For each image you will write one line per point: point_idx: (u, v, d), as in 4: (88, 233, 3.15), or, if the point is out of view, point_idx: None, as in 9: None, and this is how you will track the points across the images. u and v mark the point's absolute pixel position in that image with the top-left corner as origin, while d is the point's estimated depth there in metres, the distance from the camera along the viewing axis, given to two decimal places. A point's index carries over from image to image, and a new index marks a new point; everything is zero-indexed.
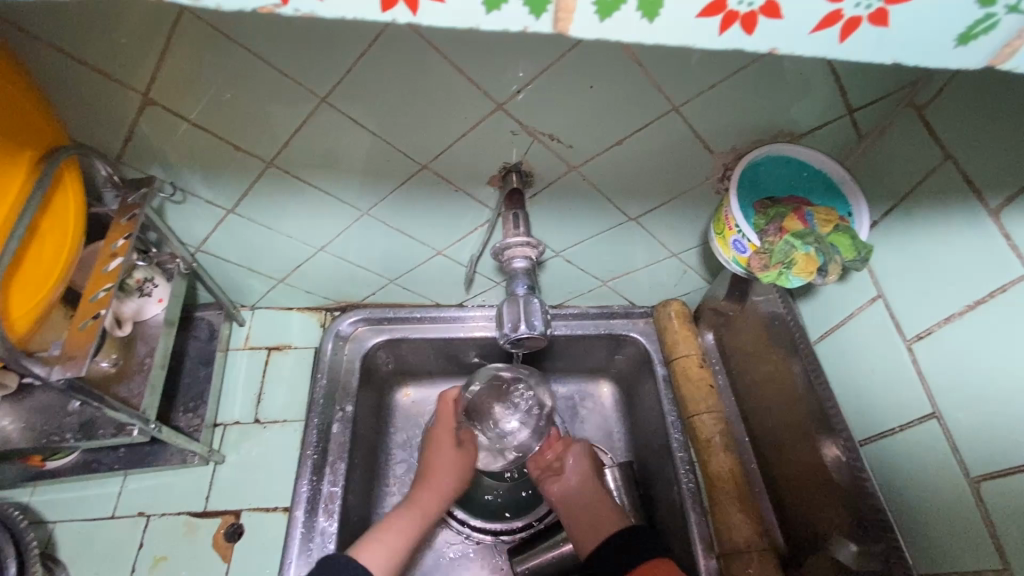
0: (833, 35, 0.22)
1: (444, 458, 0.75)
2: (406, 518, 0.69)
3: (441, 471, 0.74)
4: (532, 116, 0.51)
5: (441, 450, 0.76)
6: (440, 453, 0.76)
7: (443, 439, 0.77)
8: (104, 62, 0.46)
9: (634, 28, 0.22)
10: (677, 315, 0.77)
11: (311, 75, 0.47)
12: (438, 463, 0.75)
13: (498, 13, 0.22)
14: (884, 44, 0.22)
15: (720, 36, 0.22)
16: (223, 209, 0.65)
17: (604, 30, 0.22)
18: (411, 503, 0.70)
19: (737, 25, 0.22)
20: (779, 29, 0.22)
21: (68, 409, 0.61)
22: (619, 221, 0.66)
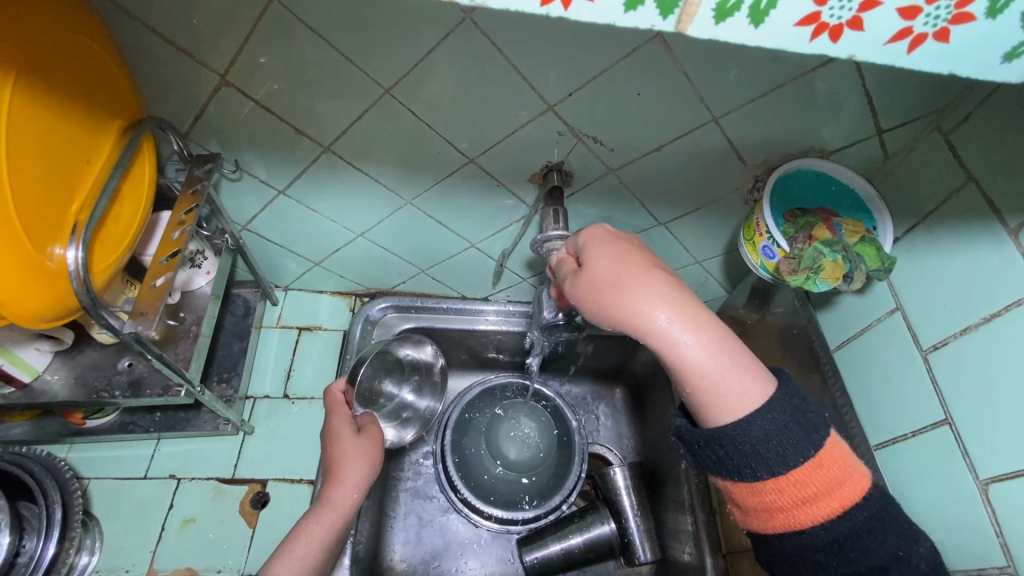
0: (902, 47, 0.25)
1: (346, 447, 0.68)
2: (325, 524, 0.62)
3: (338, 466, 0.66)
4: (580, 118, 0.55)
5: (337, 441, 0.68)
6: (338, 443, 0.68)
7: (339, 429, 0.69)
8: (190, 44, 0.49)
9: (739, 33, 0.25)
10: None
11: (378, 67, 0.51)
12: (339, 458, 0.67)
13: (634, 12, 0.24)
14: (946, 57, 0.25)
15: (810, 42, 0.25)
16: (275, 190, 0.68)
17: (714, 32, 0.25)
18: (315, 517, 0.62)
19: (825, 34, 0.25)
20: (861, 39, 0.25)
21: (117, 367, 0.65)
22: (649, 225, 0.69)
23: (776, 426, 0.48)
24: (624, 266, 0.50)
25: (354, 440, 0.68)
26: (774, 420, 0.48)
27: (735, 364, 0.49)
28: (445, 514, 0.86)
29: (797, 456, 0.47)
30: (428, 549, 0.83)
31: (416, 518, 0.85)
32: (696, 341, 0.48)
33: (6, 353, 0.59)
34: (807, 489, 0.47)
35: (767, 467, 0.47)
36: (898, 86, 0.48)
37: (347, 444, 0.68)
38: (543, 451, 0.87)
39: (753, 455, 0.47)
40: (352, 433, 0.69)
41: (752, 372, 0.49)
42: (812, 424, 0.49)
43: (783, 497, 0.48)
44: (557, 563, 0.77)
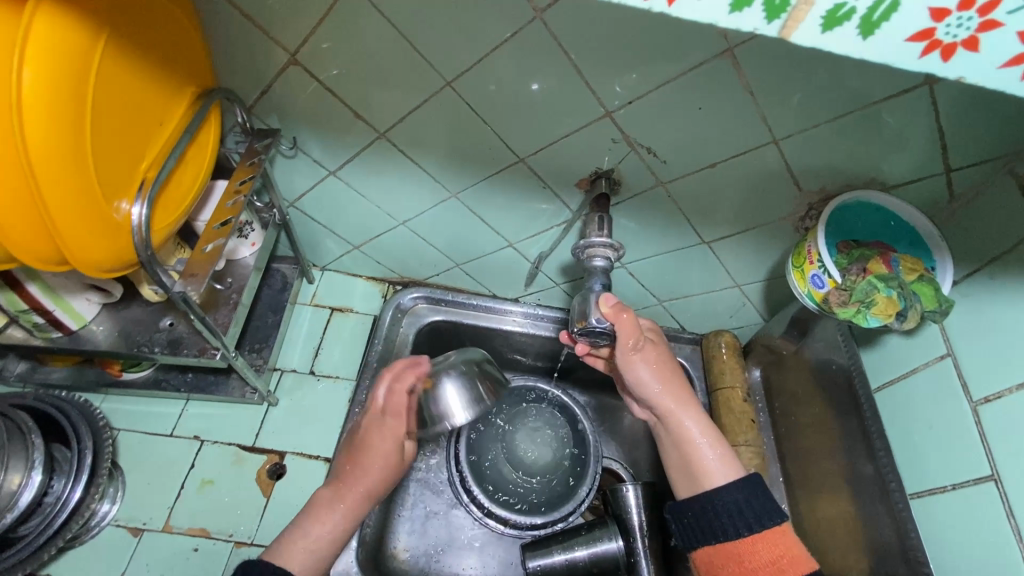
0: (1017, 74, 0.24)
1: (387, 454, 0.67)
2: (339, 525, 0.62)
3: (372, 471, 0.66)
4: (636, 127, 0.54)
5: (380, 443, 0.67)
6: (381, 444, 0.66)
7: (389, 430, 0.68)
8: (268, 21, 0.51)
9: (846, 45, 0.24)
10: (727, 346, 0.79)
11: (443, 58, 0.52)
12: (374, 460, 0.66)
13: (742, 14, 0.23)
14: None
15: (918, 60, 0.24)
16: (326, 170, 0.70)
17: (820, 40, 0.24)
18: (333, 515, 0.62)
19: (937, 52, 0.24)
20: (973, 61, 0.24)
21: (158, 325, 0.67)
22: (692, 242, 0.68)
23: (743, 498, 0.53)
24: (650, 366, 0.59)
25: (395, 447, 0.67)
26: (741, 493, 0.53)
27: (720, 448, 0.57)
28: (452, 508, 0.86)
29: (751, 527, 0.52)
30: (432, 542, 0.83)
31: (423, 509, 0.85)
32: (699, 426, 0.58)
33: (58, 299, 0.62)
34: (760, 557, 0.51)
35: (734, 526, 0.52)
36: (973, 123, 0.47)
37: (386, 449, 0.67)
38: (558, 458, 0.87)
39: (726, 513, 0.53)
40: (397, 442, 0.68)
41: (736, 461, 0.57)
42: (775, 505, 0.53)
43: (753, 559, 0.51)
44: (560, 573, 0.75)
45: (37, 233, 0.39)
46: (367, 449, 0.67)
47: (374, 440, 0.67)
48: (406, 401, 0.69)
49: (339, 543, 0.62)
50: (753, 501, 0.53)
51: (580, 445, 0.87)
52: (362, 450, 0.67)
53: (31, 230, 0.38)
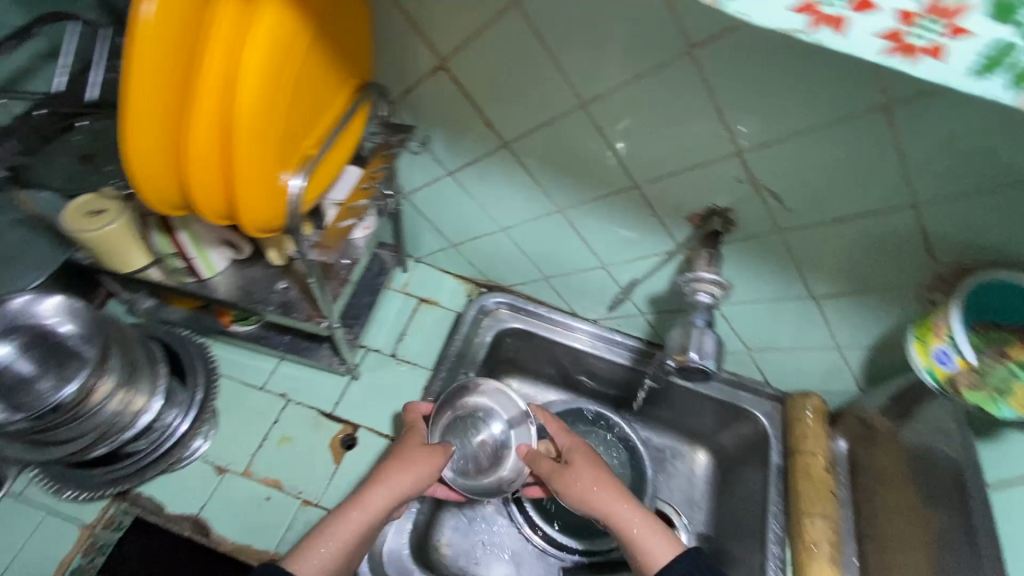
0: None
1: (376, 509, 0.61)
2: (331, 573, 0.57)
3: (364, 523, 0.60)
4: (764, 170, 0.54)
5: (377, 500, 0.62)
6: (379, 498, 0.62)
7: (402, 476, 0.64)
8: (429, 28, 0.56)
9: None
10: (814, 411, 0.76)
11: (583, 79, 0.54)
12: (373, 508, 0.61)
13: (988, 80, 0.21)
14: None
15: None
16: (444, 171, 0.74)
17: None
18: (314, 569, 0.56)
19: None
20: None
21: (273, 287, 0.73)
22: (797, 295, 0.66)
23: (695, 569, 0.57)
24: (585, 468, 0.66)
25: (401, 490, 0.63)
26: (689, 559, 0.57)
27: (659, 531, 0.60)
28: (496, 514, 0.86)
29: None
30: (472, 543, 0.83)
31: (468, 509, 0.85)
32: (636, 510, 0.62)
33: (199, 249, 0.68)
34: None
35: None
36: None
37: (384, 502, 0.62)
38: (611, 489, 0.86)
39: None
40: (398, 493, 0.63)
41: (668, 532, 0.61)
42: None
43: None
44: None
45: (218, 190, 0.44)
46: (365, 501, 0.61)
47: (384, 479, 0.63)
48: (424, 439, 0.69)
49: (344, 556, 0.58)
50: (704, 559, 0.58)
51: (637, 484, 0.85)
52: (359, 502, 0.61)
53: (215, 186, 0.44)
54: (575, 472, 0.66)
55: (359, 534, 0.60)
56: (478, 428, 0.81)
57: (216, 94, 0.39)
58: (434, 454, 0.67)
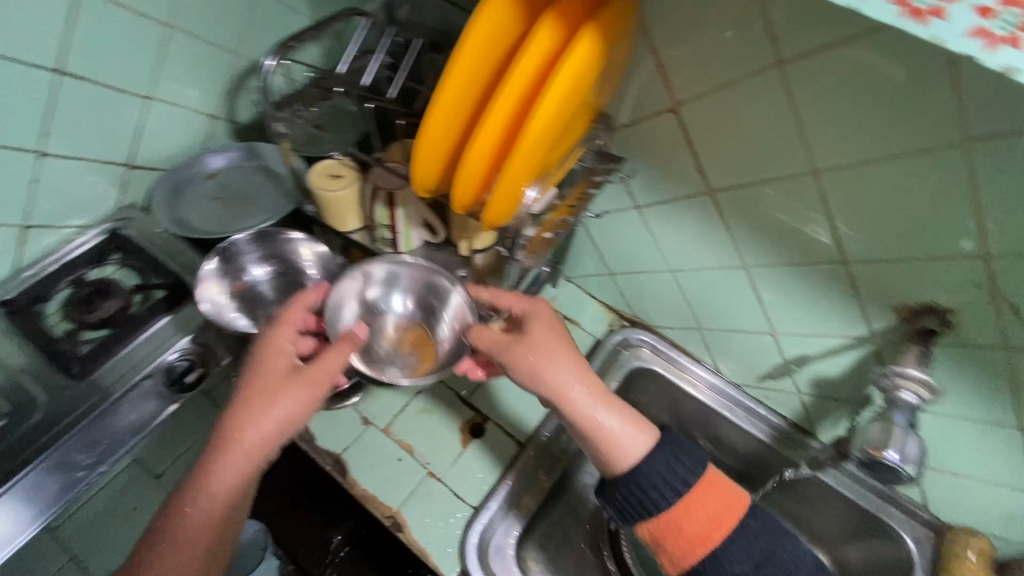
0: None
1: (246, 460, 0.59)
2: (204, 533, 0.58)
3: (224, 489, 0.58)
4: (1012, 279, 0.50)
5: (231, 473, 0.59)
6: (231, 473, 0.59)
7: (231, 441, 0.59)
8: (677, 74, 0.59)
9: None
10: (979, 553, 0.67)
11: (828, 149, 0.53)
12: (232, 474, 0.59)
13: None
14: None
15: None
16: (631, 204, 0.76)
17: None
18: (185, 528, 0.56)
19: None
20: None
21: (455, 273, 0.80)
22: (1002, 421, 0.59)
23: (666, 462, 0.61)
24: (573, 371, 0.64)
25: (250, 456, 0.59)
26: (665, 455, 0.62)
27: (620, 412, 0.64)
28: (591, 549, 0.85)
29: (692, 479, 0.60)
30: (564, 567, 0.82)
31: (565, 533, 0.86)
32: (589, 394, 0.64)
33: (407, 228, 0.78)
34: (699, 515, 0.59)
35: (671, 493, 0.59)
36: None
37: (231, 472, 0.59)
38: None
39: (658, 479, 0.60)
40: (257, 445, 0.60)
41: (645, 426, 0.65)
42: (696, 460, 0.62)
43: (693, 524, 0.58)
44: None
45: (474, 185, 0.50)
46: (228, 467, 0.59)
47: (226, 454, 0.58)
48: (283, 372, 0.61)
49: (224, 518, 0.58)
50: (675, 452, 0.62)
51: None
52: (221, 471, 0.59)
53: (476, 181, 0.49)
54: (526, 342, 0.64)
55: (230, 487, 0.59)
56: (433, 312, 0.73)
57: (509, 104, 0.44)
58: (314, 391, 0.61)
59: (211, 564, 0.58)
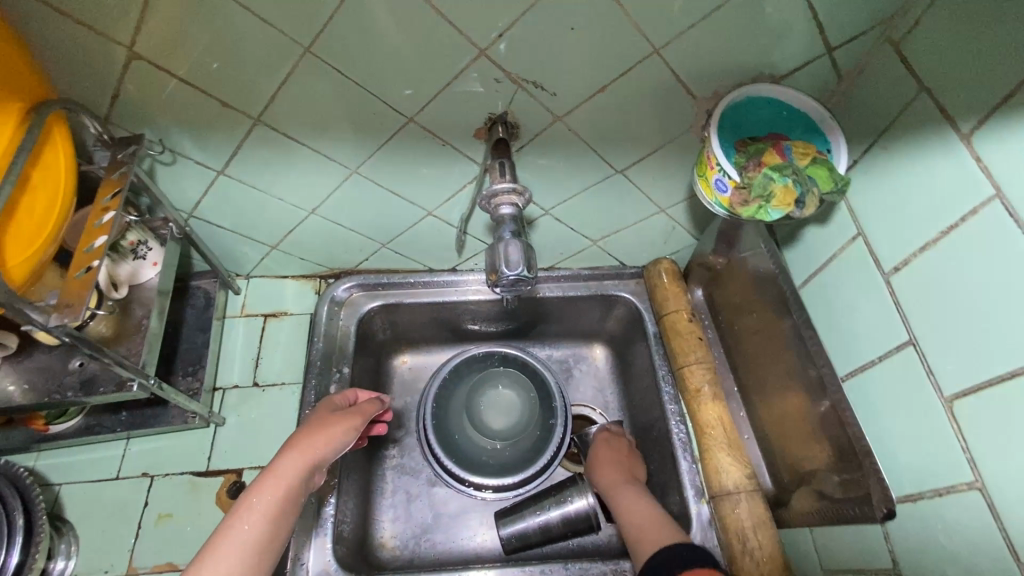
0: None
1: (266, 515, 0.54)
2: (295, 464, 0.58)
3: (281, 486, 0.56)
4: (514, 62, 0.52)
5: (291, 471, 0.58)
6: (291, 463, 0.58)
7: (357, 414, 0.65)
8: (89, 14, 0.46)
9: None
10: (667, 272, 0.79)
11: (293, 22, 0.48)
12: (325, 446, 0.61)
13: None
14: None
15: None
16: (213, 171, 0.65)
17: None
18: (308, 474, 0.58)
19: None
20: None
21: (68, 367, 0.62)
22: (607, 173, 0.67)
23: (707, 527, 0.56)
24: None
25: (316, 462, 0.60)
26: None
27: None
28: (433, 487, 0.85)
29: None
30: (418, 523, 0.82)
31: (404, 494, 0.84)
32: None
33: None
34: None
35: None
36: None
37: (365, 415, 0.66)
38: (526, 418, 0.86)
39: None
40: (249, 545, 0.52)
41: None
42: None
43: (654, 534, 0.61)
44: (533, 538, 0.75)
45: None
46: (328, 422, 0.63)
47: (295, 446, 0.59)
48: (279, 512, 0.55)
49: (279, 470, 0.57)
50: None
51: (544, 400, 0.87)
52: (317, 427, 0.62)
53: None
54: None
55: (284, 500, 0.56)
56: None
57: None
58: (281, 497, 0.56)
59: (302, 452, 0.59)
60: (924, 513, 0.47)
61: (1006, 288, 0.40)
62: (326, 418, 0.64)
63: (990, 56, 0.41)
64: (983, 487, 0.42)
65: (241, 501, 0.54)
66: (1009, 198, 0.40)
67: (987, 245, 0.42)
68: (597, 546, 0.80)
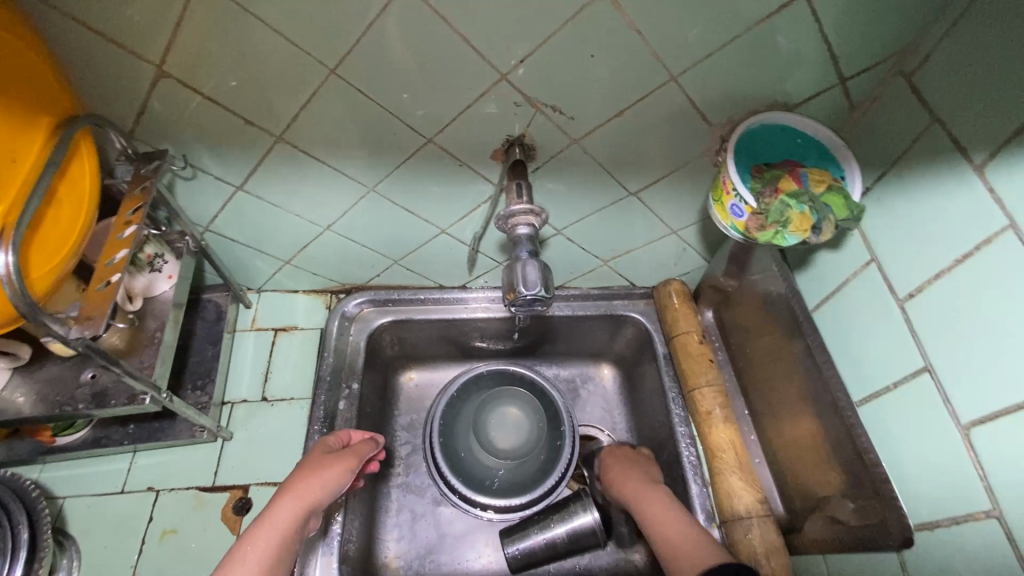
0: None
1: (262, 563, 0.54)
2: (289, 509, 0.58)
3: (277, 533, 0.56)
4: (534, 87, 0.53)
5: (286, 517, 0.58)
6: (285, 509, 0.58)
7: (352, 455, 0.65)
8: (123, 33, 0.47)
9: None
10: (677, 293, 0.79)
11: (320, 45, 0.49)
12: (320, 489, 0.61)
13: None
14: None
15: None
16: (232, 186, 0.66)
17: None
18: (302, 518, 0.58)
19: None
20: None
21: (80, 379, 0.62)
22: (620, 196, 0.68)
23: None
24: None
25: (311, 506, 0.60)
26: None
27: None
28: (438, 506, 0.84)
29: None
30: (423, 543, 0.81)
31: (410, 512, 0.83)
32: None
33: None
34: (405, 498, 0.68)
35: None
36: (856, 21, 0.47)
37: (359, 455, 0.66)
38: (534, 437, 0.86)
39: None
40: None
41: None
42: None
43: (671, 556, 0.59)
44: (539, 554, 0.74)
45: None
46: (321, 464, 0.63)
47: (291, 492, 0.59)
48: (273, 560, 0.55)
49: (275, 516, 0.57)
50: None
51: (552, 420, 0.86)
52: (310, 470, 0.62)
53: None
54: None
55: (280, 546, 0.56)
56: None
57: None
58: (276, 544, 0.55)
59: (296, 497, 0.59)
60: (941, 542, 0.47)
61: (1021, 317, 0.41)
62: (319, 460, 0.63)
63: (1001, 91, 0.42)
64: (1000, 516, 0.42)
65: (236, 552, 0.54)
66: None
67: (1002, 276, 0.42)
68: (603, 569, 0.79)
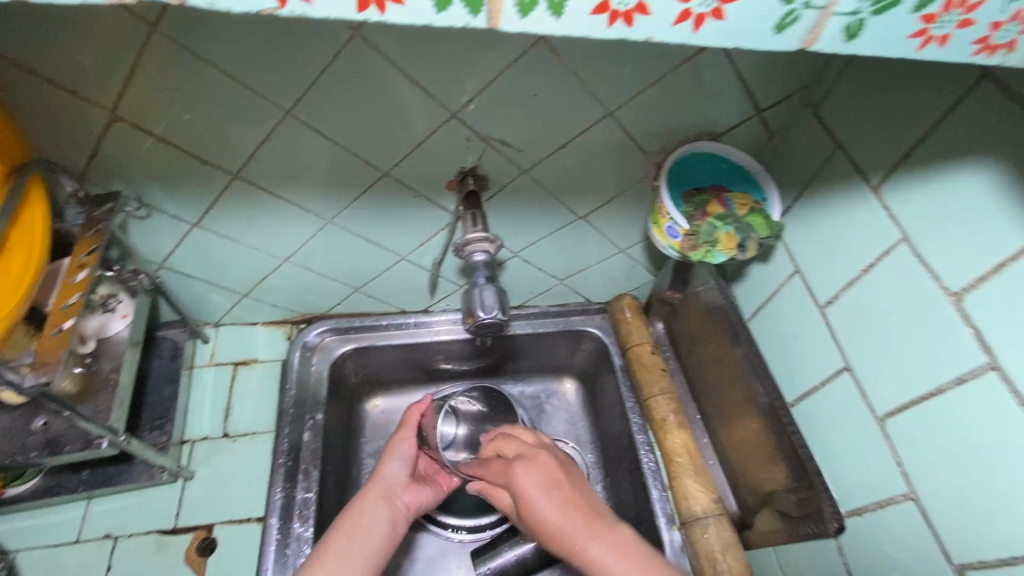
0: (687, 27, 0.28)
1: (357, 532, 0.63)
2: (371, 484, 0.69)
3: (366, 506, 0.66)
4: (483, 123, 0.57)
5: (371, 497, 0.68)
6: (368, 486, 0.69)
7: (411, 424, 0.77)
8: (74, 81, 0.48)
9: (545, 23, 0.27)
10: (629, 308, 0.84)
11: (275, 88, 0.51)
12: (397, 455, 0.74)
13: (529, 19, 0.27)
14: (731, 33, 0.28)
15: (607, 28, 0.28)
16: (188, 223, 0.66)
17: (526, 26, 0.28)
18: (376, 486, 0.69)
19: (688, 21, 0.27)
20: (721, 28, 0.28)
21: (31, 427, 0.60)
22: (570, 219, 0.72)
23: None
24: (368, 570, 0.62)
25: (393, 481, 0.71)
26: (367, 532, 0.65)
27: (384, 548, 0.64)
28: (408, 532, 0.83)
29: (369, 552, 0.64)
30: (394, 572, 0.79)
31: None
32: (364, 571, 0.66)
33: None
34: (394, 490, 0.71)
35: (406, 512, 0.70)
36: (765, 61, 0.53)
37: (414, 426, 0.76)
38: None
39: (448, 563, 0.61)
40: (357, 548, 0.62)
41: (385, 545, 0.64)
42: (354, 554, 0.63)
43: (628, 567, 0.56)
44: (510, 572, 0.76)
45: None
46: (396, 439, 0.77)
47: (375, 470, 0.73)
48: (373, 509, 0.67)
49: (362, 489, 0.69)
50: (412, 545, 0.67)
51: None
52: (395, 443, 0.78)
53: None
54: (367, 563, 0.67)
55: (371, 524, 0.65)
56: None
57: None
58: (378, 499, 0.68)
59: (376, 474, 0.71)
60: (870, 525, 0.52)
61: (918, 317, 0.46)
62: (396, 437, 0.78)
63: (887, 122, 0.48)
64: (916, 498, 0.47)
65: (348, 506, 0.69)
66: (914, 241, 0.46)
67: (901, 283, 0.48)
68: None
